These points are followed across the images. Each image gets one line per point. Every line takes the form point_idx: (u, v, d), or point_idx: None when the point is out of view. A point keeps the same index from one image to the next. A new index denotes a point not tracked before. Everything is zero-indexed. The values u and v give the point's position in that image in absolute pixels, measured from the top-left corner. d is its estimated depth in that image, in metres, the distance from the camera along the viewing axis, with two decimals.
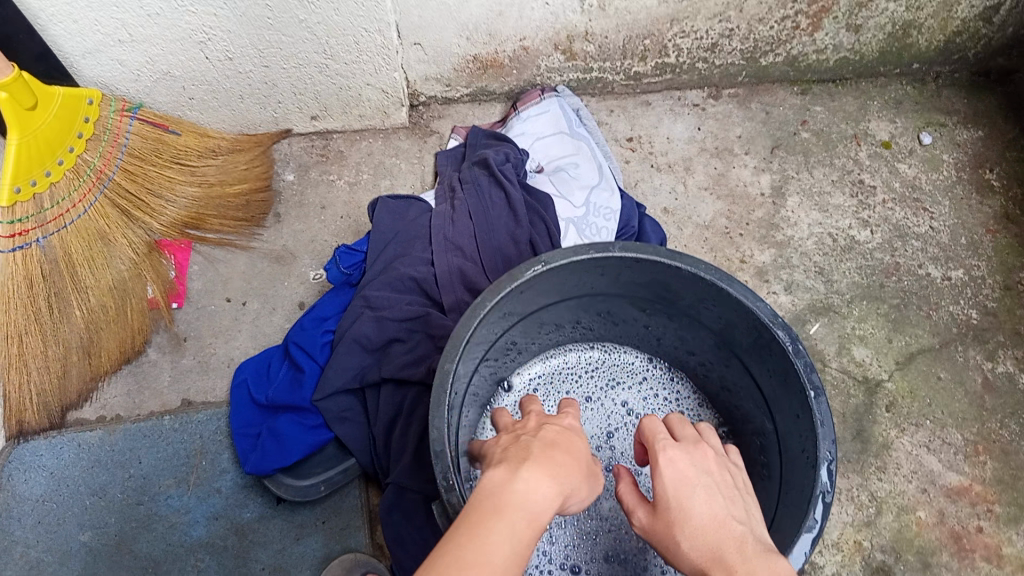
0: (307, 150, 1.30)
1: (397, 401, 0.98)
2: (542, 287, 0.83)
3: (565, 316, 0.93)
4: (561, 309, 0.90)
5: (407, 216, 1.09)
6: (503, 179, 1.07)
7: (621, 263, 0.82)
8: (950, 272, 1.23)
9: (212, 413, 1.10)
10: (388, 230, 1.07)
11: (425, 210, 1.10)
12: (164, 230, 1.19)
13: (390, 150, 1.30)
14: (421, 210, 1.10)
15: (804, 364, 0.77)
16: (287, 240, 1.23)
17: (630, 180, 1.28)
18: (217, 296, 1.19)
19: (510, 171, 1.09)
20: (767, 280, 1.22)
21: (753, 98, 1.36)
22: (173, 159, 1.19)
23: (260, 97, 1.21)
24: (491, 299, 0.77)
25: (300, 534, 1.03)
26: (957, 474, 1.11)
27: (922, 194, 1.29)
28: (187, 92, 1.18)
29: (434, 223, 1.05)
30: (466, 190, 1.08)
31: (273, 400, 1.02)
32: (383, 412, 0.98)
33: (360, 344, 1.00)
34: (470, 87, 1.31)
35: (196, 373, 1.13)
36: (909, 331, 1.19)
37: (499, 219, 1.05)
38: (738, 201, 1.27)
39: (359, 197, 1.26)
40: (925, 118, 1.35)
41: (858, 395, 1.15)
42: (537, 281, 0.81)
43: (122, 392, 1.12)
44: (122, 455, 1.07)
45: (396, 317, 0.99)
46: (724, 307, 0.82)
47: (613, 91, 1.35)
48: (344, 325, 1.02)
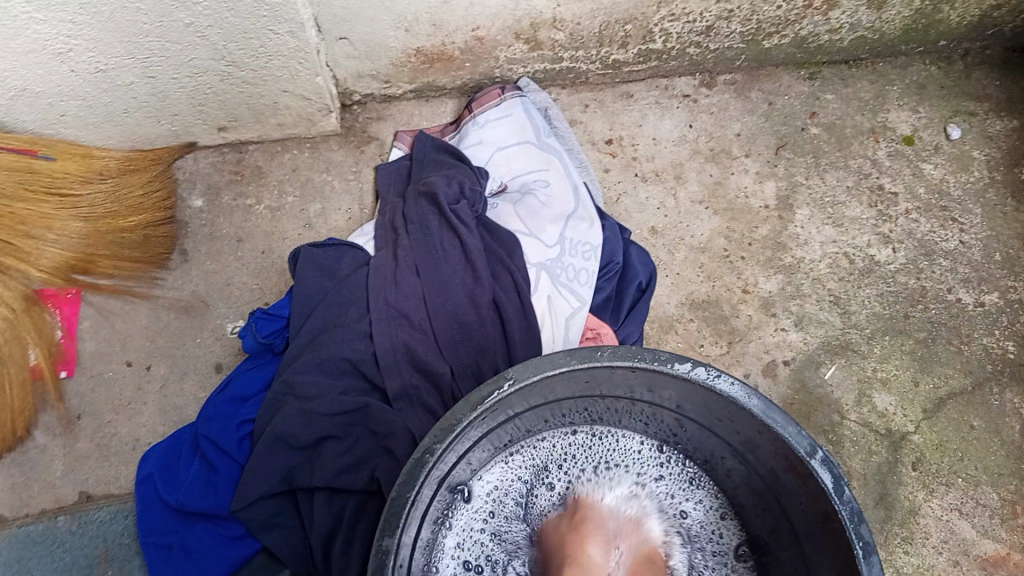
0: (219, 167, 1.07)
1: (334, 510, 0.80)
2: (510, 406, 0.62)
3: (544, 416, 0.70)
4: (536, 414, 0.69)
5: (338, 270, 0.87)
6: (456, 224, 0.87)
7: (610, 370, 0.63)
8: (983, 296, 1.06)
9: (117, 509, 0.92)
10: (315, 291, 0.86)
11: (360, 259, 0.89)
12: (46, 278, 0.98)
13: (320, 164, 1.07)
14: (356, 261, 0.88)
15: (850, 513, 0.58)
16: (197, 285, 1.01)
17: (611, 194, 1.07)
18: (116, 360, 0.98)
19: (465, 210, 0.89)
20: (773, 313, 1.03)
21: (753, 85, 1.14)
22: (48, 190, 0.98)
23: (151, 110, 0.97)
24: (440, 441, 0.57)
25: None
26: (993, 542, 0.96)
27: (950, 201, 1.10)
28: (55, 109, 0.94)
29: (373, 284, 0.84)
30: (411, 236, 0.88)
31: (185, 506, 0.84)
32: (318, 524, 0.80)
33: (283, 443, 0.81)
34: (415, 82, 1.08)
35: (95, 459, 0.94)
36: (937, 372, 1.02)
37: (453, 277, 0.85)
38: (738, 217, 1.08)
39: (283, 225, 1.04)
40: (953, 106, 1.15)
41: (880, 451, 0.98)
42: (503, 400, 0.61)
43: (7, 485, 0.93)
44: (11, 568, 0.89)
45: (328, 410, 0.80)
46: (743, 425, 0.64)
47: (587, 82, 1.12)
48: (263, 416, 0.83)
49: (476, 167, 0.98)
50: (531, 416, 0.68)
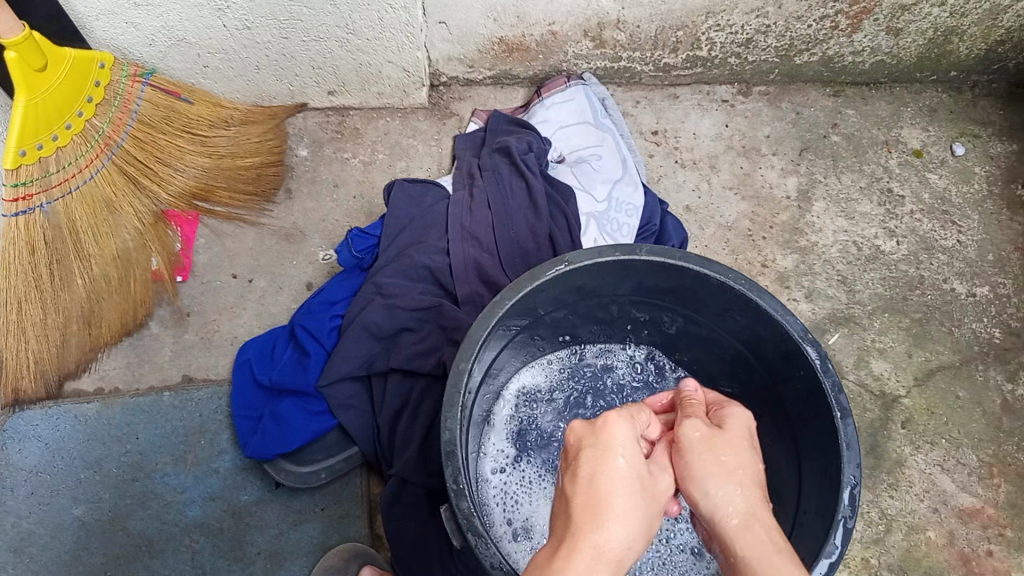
0: (323, 126, 1.26)
1: (404, 391, 0.96)
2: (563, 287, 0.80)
3: (585, 314, 0.89)
4: (576, 312, 0.88)
5: (424, 201, 1.06)
6: (524, 170, 1.05)
7: (647, 267, 0.79)
8: (975, 288, 1.20)
9: (213, 391, 1.07)
10: (403, 215, 1.05)
11: (441, 197, 1.07)
12: (171, 200, 1.15)
13: (407, 130, 1.26)
14: (438, 196, 1.07)
15: (831, 384, 0.74)
16: (297, 217, 1.20)
17: (653, 175, 1.24)
18: (224, 272, 1.16)
19: (532, 161, 1.06)
20: (787, 286, 1.18)
21: (784, 97, 1.32)
22: (184, 128, 1.15)
23: (277, 69, 1.17)
24: (508, 299, 0.75)
25: (297, 520, 1.01)
26: (970, 496, 1.08)
27: (951, 207, 1.25)
28: (201, 60, 1.14)
29: (452, 211, 1.02)
30: (486, 178, 1.06)
31: (277, 383, 1.00)
32: (390, 401, 0.96)
33: (368, 332, 0.98)
34: (494, 69, 1.27)
35: (198, 349, 1.10)
36: (929, 347, 1.16)
37: (518, 211, 1.02)
38: (762, 204, 1.24)
39: (373, 177, 1.23)
40: (959, 128, 1.31)
41: (873, 409, 1.12)
42: (559, 280, 0.78)
43: (122, 363, 1.10)
44: (120, 428, 1.05)
45: (408, 306, 0.96)
46: (751, 319, 0.80)
47: (640, 82, 1.31)
48: (354, 310, 1.00)
49: (542, 136, 1.17)
50: (576, 310, 0.87)
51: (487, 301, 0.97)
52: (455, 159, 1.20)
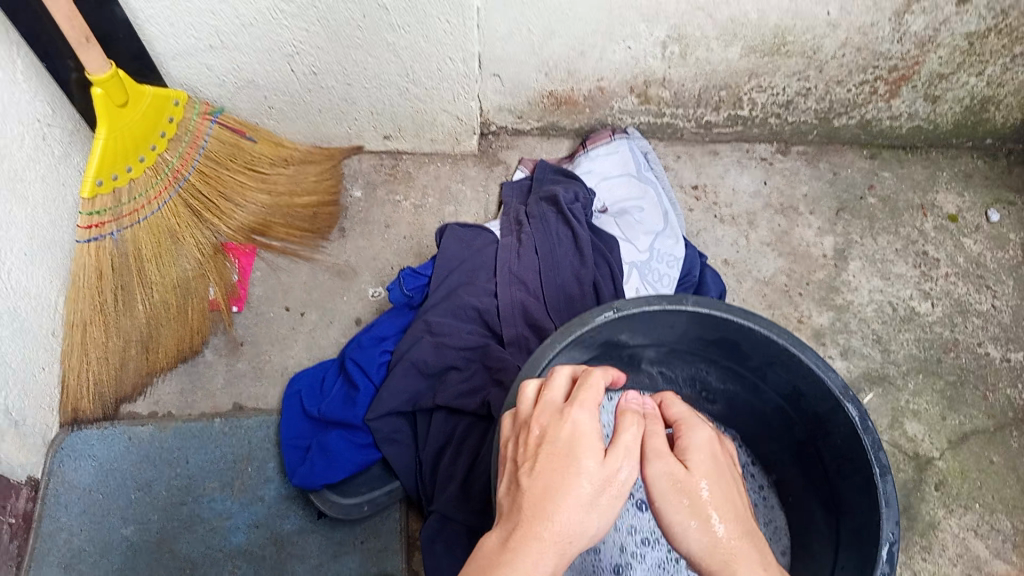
0: (376, 169, 1.31)
1: (448, 428, 0.99)
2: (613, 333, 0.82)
3: (629, 362, 0.92)
4: (621, 359, 0.91)
5: (474, 244, 1.10)
6: (571, 219, 1.09)
7: (694, 318, 0.82)
8: (1009, 353, 1.22)
9: (261, 420, 1.11)
10: (454, 257, 1.09)
11: (491, 240, 1.11)
12: (231, 234, 1.20)
13: (457, 176, 1.31)
14: (487, 240, 1.11)
15: (872, 442, 0.75)
16: (349, 255, 1.24)
17: (692, 228, 1.28)
18: (277, 304, 1.20)
19: (578, 212, 1.10)
20: (823, 343, 1.21)
21: (822, 157, 1.35)
22: (247, 165, 1.21)
23: (338, 113, 1.23)
24: (559, 341, 0.77)
25: (338, 551, 1.04)
26: (1003, 563, 1.08)
27: (986, 271, 1.28)
28: (267, 101, 1.20)
29: (500, 255, 1.06)
30: (533, 225, 1.10)
31: (325, 415, 1.04)
32: (433, 438, 0.99)
33: (416, 369, 1.01)
34: (542, 120, 1.32)
35: (250, 377, 1.14)
36: (963, 411, 1.17)
37: (564, 257, 1.06)
38: (799, 260, 1.27)
39: (423, 219, 1.27)
40: (993, 195, 1.34)
41: (906, 470, 1.13)
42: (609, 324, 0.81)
43: (176, 389, 1.14)
44: (171, 453, 1.08)
45: (456, 344, 1.01)
46: (793, 374, 0.82)
47: (681, 138, 1.35)
48: (403, 348, 1.04)
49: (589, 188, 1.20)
50: (620, 356, 0.90)
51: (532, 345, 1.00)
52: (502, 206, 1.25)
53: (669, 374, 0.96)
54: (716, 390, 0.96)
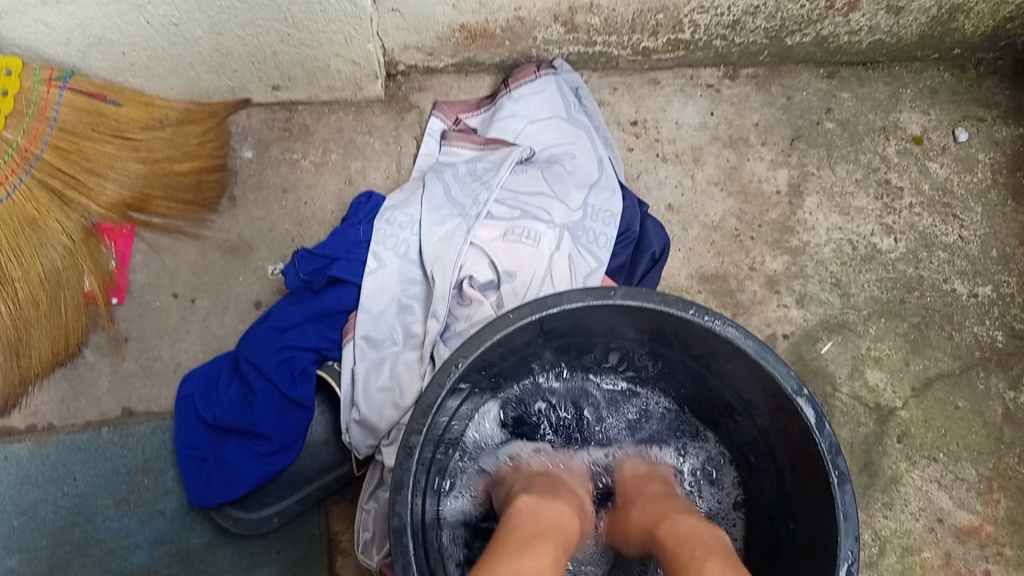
0: (269, 124, 1.14)
1: (375, 444, 0.90)
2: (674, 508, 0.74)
3: (571, 352, 0.79)
4: (586, 344, 0.77)
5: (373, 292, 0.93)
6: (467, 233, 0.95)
7: (622, 310, 0.69)
8: (977, 288, 1.12)
9: (156, 425, 0.99)
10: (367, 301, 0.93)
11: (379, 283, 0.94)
12: (104, 214, 1.05)
13: (363, 126, 1.15)
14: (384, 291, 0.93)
15: (828, 446, 0.64)
16: (243, 228, 1.09)
17: (631, 171, 1.15)
18: (163, 291, 1.06)
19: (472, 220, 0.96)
20: (777, 291, 1.11)
21: (774, 80, 1.20)
22: (113, 132, 1.04)
23: (213, 65, 1.05)
24: (466, 355, 0.65)
25: (252, 565, 0.96)
26: (968, 512, 1.04)
27: (953, 199, 1.16)
28: (126, 58, 1.01)
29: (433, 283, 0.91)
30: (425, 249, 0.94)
31: (221, 422, 0.93)
32: (361, 452, 0.91)
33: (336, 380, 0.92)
34: (456, 57, 1.14)
35: (138, 379, 1.02)
36: (929, 354, 1.10)
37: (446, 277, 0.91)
38: (750, 200, 1.15)
39: (326, 179, 1.12)
40: (962, 110, 1.21)
41: (868, 424, 1.06)
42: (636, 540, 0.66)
43: (55, 398, 1.01)
44: (55, 470, 0.98)
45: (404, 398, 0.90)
46: (738, 365, 0.70)
47: (617, 67, 1.19)
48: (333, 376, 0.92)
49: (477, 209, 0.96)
50: (549, 355, 0.78)
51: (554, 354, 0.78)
52: (428, 206, 0.98)
53: (642, 355, 0.79)
54: (698, 388, 0.80)
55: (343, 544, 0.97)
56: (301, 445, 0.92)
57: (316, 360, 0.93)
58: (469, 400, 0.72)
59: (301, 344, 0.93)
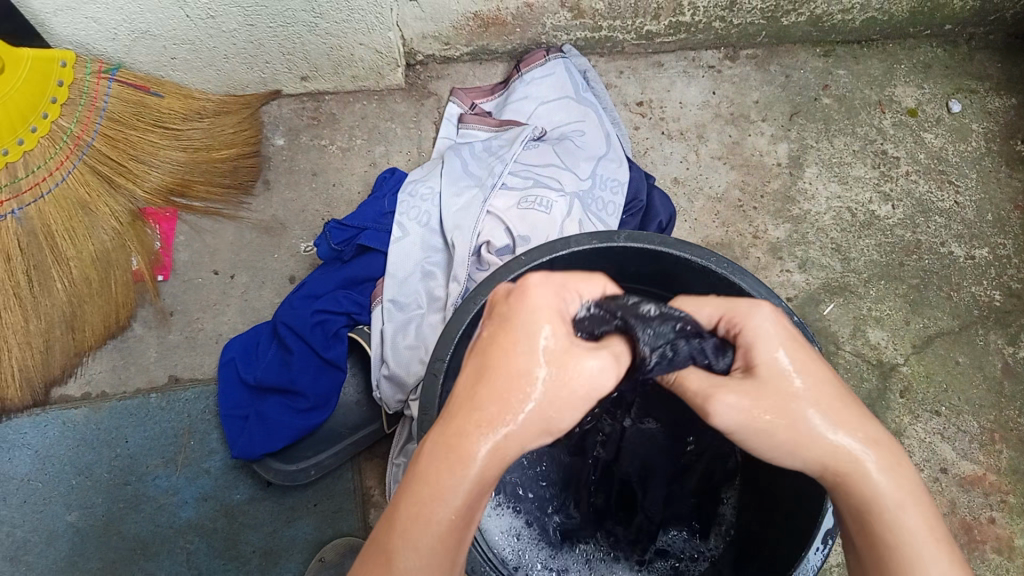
0: (298, 113, 1.23)
1: (402, 399, 0.97)
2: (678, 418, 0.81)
3: None
4: None
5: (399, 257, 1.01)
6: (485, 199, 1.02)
7: (625, 253, 0.76)
8: (974, 251, 1.17)
9: (200, 391, 1.07)
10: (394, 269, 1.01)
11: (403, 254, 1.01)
12: (148, 198, 1.13)
13: (385, 113, 1.23)
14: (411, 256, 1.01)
15: None
16: (276, 209, 1.17)
17: (638, 148, 1.21)
18: (204, 268, 1.14)
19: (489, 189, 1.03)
20: (780, 257, 1.16)
21: (772, 60, 1.27)
22: (155, 122, 1.13)
23: (247, 56, 1.13)
24: (483, 293, 0.72)
25: (291, 517, 1.02)
26: (971, 463, 1.07)
27: (948, 166, 1.22)
28: (168, 52, 1.10)
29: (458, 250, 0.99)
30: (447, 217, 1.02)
31: (262, 382, 1.00)
32: (390, 407, 0.97)
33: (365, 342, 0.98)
34: (471, 45, 1.22)
35: (183, 349, 1.09)
36: (928, 313, 1.14)
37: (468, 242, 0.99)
38: (753, 171, 1.21)
39: (352, 162, 1.20)
40: (954, 84, 1.26)
41: (871, 379, 1.10)
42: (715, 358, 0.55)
43: (107, 367, 1.08)
44: (109, 433, 1.05)
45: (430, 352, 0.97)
46: None
47: (623, 51, 1.26)
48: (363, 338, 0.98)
49: (495, 181, 1.04)
50: None
51: None
52: (448, 177, 1.06)
53: None
54: None
55: (375, 498, 1.03)
56: (336, 402, 0.98)
57: (347, 324, 0.99)
58: None
59: (334, 309, 0.99)
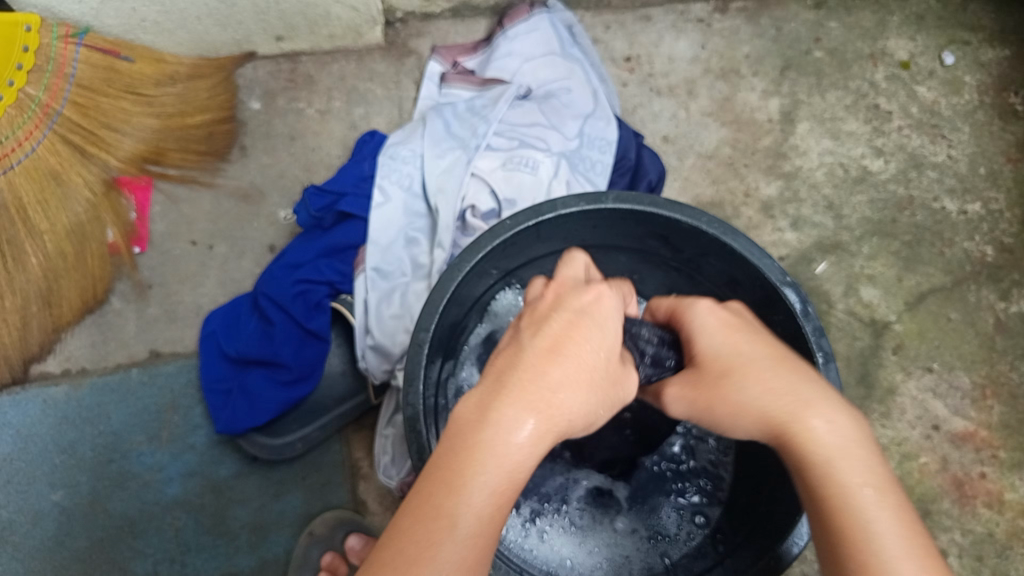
0: (274, 75, 1.18)
1: (388, 367, 0.94)
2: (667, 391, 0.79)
3: None
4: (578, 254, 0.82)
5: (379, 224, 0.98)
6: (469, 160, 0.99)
7: (614, 215, 0.73)
8: (966, 206, 1.16)
9: (181, 365, 1.04)
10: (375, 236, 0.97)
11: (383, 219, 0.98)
12: (122, 167, 1.09)
13: (364, 73, 1.18)
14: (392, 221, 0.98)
15: (813, 328, 0.68)
16: (254, 176, 1.13)
17: (626, 105, 1.18)
18: (182, 239, 1.10)
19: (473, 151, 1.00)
20: (772, 215, 1.14)
21: (763, 12, 1.23)
22: (128, 88, 1.09)
23: (219, 17, 1.08)
24: (469, 259, 0.69)
25: (280, 491, 1.00)
26: (963, 420, 1.07)
27: (940, 120, 1.20)
28: (137, 14, 1.05)
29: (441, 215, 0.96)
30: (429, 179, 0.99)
31: (244, 354, 0.97)
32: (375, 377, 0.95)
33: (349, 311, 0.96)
34: (452, 1, 1.17)
35: (163, 322, 1.06)
36: (920, 270, 1.12)
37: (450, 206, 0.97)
38: (743, 128, 1.18)
39: (331, 126, 1.16)
40: (948, 34, 1.23)
41: (864, 337, 1.09)
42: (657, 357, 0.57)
43: (87, 343, 1.04)
44: (90, 410, 1.02)
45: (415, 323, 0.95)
46: (727, 262, 0.74)
47: (609, 5, 1.22)
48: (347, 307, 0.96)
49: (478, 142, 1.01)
50: (545, 266, 0.83)
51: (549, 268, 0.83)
52: (430, 138, 1.02)
53: (634, 262, 0.84)
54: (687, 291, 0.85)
55: (365, 470, 1.01)
56: (321, 373, 0.96)
57: (329, 294, 0.97)
58: (471, 310, 0.78)
59: (315, 277, 0.97)
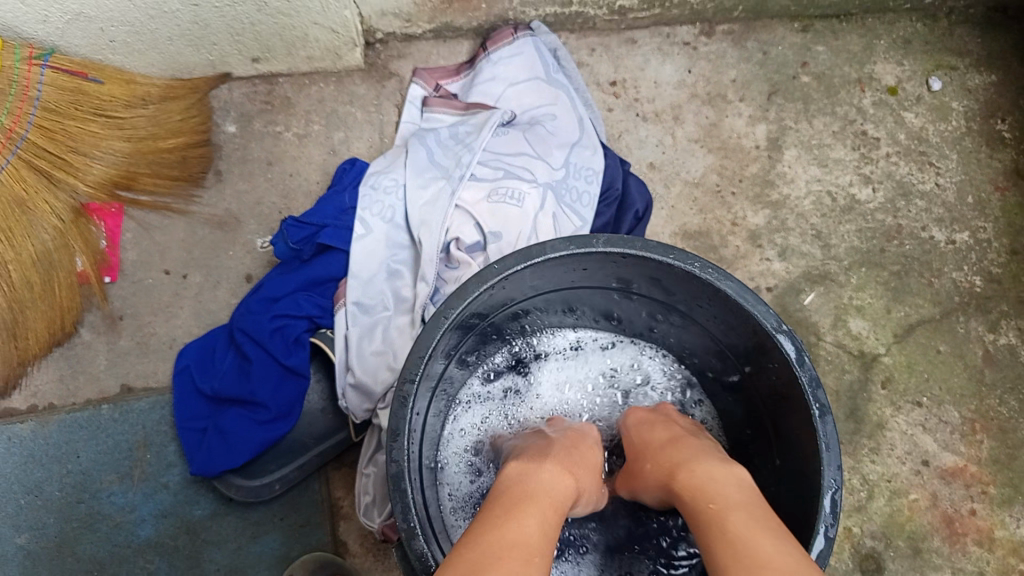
0: (250, 97, 1.15)
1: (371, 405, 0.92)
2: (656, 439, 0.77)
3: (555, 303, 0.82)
4: (565, 294, 0.80)
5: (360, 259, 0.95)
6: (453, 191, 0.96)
7: (604, 258, 0.71)
8: (955, 235, 1.14)
9: (154, 400, 1.01)
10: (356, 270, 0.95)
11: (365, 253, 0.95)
12: (92, 193, 1.05)
13: (343, 96, 1.15)
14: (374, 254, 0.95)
15: (809, 379, 0.66)
16: (230, 203, 1.10)
17: (612, 131, 1.16)
18: (155, 268, 1.07)
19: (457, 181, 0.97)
20: (760, 245, 1.13)
21: (750, 35, 1.21)
22: (96, 111, 1.04)
23: (192, 39, 1.05)
24: (454, 307, 0.66)
25: (257, 532, 0.97)
26: (952, 455, 1.06)
27: (929, 147, 1.18)
28: (106, 34, 1.01)
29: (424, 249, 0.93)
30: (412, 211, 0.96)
31: (220, 392, 0.94)
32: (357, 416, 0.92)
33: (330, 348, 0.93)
34: (433, 22, 1.14)
35: (135, 355, 1.03)
36: (909, 301, 1.11)
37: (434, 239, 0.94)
38: (730, 155, 1.16)
39: (309, 151, 1.13)
40: (935, 60, 1.22)
41: (852, 370, 1.08)
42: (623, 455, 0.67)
43: (54, 377, 1.01)
44: (58, 448, 0.98)
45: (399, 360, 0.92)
46: (720, 307, 0.72)
47: (594, 27, 1.20)
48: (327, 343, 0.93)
49: (463, 172, 0.98)
50: (531, 305, 0.80)
51: (536, 307, 0.81)
52: (413, 167, 0.99)
53: (622, 302, 0.81)
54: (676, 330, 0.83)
55: (345, 509, 0.99)
56: (299, 411, 0.93)
57: (309, 329, 0.94)
58: (457, 355, 0.74)
59: (294, 312, 0.94)
